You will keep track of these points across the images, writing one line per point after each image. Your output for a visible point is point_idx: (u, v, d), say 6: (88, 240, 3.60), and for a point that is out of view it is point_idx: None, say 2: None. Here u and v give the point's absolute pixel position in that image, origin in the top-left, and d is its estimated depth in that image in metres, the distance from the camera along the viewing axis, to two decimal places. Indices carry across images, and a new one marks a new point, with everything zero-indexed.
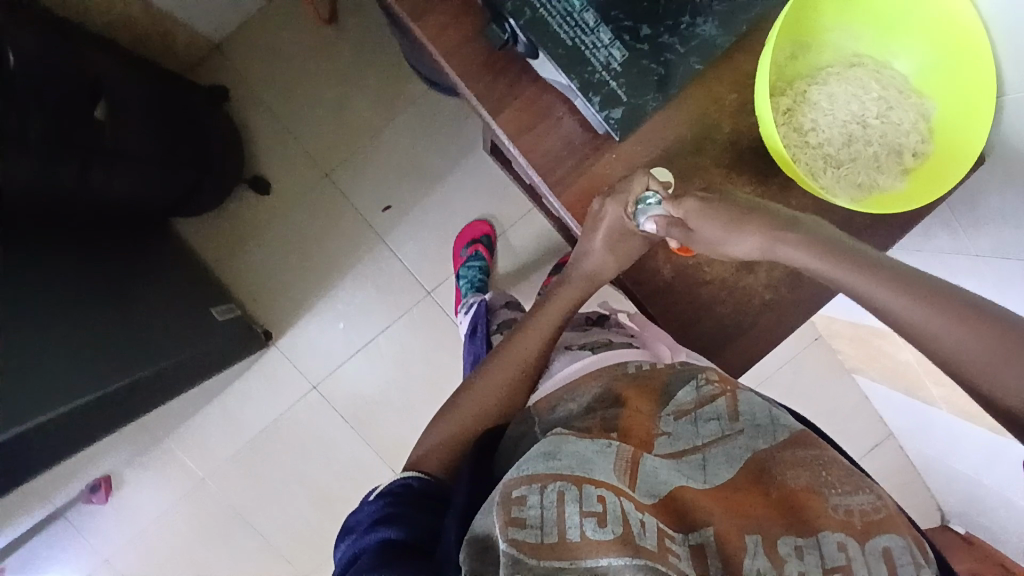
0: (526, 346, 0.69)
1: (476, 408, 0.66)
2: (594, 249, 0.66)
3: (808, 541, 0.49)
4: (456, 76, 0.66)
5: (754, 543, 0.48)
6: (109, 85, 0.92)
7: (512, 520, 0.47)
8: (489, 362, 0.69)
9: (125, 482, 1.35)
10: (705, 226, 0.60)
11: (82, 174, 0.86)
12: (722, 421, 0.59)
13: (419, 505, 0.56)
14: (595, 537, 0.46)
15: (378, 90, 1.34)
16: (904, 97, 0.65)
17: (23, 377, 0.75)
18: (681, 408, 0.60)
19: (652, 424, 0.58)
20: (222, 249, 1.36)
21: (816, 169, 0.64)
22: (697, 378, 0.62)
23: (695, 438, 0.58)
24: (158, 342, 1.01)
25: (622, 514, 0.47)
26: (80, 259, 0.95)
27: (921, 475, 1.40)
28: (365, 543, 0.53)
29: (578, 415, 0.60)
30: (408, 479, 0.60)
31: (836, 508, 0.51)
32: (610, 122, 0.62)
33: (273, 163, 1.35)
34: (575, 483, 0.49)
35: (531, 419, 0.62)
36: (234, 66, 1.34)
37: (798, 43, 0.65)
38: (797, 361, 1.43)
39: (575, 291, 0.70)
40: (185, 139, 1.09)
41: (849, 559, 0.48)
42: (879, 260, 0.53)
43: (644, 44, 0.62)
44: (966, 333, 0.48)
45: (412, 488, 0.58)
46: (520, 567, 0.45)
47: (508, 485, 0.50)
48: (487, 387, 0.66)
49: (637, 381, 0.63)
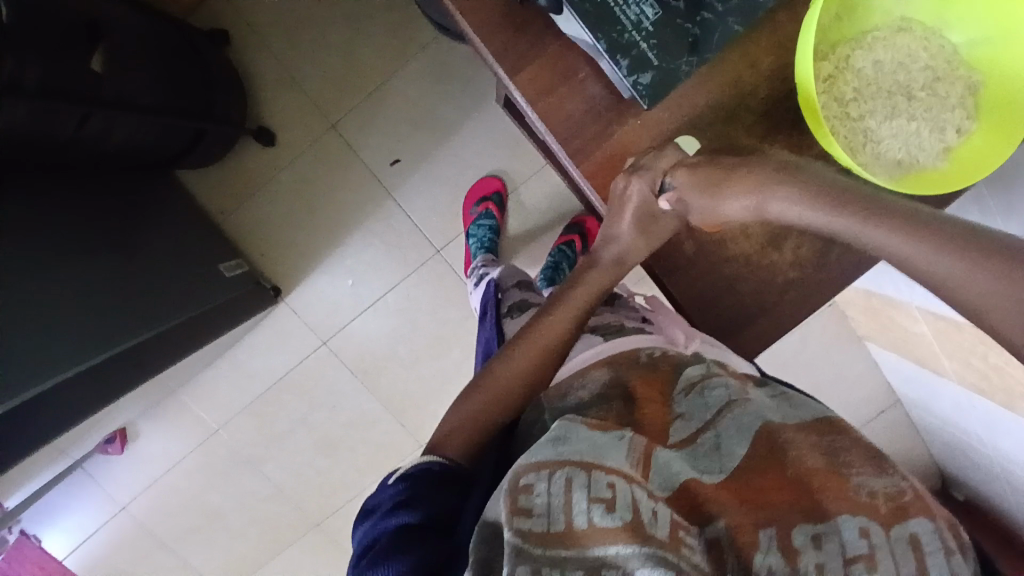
0: (552, 328, 0.66)
1: (500, 389, 0.63)
2: (622, 233, 0.64)
3: (829, 528, 0.49)
4: (472, 31, 0.62)
5: (768, 538, 0.48)
6: (107, 30, 0.86)
7: (518, 509, 0.47)
8: (515, 342, 0.66)
9: (140, 432, 1.38)
10: (693, 196, 0.59)
11: (79, 125, 0.83)
12: (729, 387, 0.59)
13: (441, 492, 0.55)
14: (602, 525, 0.46)
15: (387, 35, 1.28)
16: (952, 68, 0.61)
17: (35, 339, 0.75)
18: (690, 382, 0.60)
19: (666, 410, 0.58)
20: (228, 202, 1.33)
21: (855, 145, 0.60)
22: (705, 361, 0.62)
23: (706, 413, 0.58)
24: (167, 301, 1.00)
25: (632, 503, 0.47)
26: (79, 216, 0.92)
27: (924, 441, 1.41)
28: (387, 528, 0.51)
29: (589, 403, 0.58)
30: (429, 462, 0.58)
31: (859, 491, 0.51)
32: (638, 88, 0.56)
33: (278, 112, 1.30)
34: (584, 470, 0.49)
35: (541, 406, 0.62)
36: (236, 7, 1.27)
37: (844, 4, 0.60)
38: (807, 328, 1.42)
39: (604, 277, 0.68)
40: (189, 87, 1.03)
41: (871, 546, 0.47)
42: (884, 204, 0.48)
43: (680, 1, 0.55)
44: (977, 269, 0.41)
45: (432, 472, 0.57)
46: (523, 556, 0.44)
47: (518, 471, 0.50)
48: (512, 368, 0.64)
49: (648, 368, 0.62)
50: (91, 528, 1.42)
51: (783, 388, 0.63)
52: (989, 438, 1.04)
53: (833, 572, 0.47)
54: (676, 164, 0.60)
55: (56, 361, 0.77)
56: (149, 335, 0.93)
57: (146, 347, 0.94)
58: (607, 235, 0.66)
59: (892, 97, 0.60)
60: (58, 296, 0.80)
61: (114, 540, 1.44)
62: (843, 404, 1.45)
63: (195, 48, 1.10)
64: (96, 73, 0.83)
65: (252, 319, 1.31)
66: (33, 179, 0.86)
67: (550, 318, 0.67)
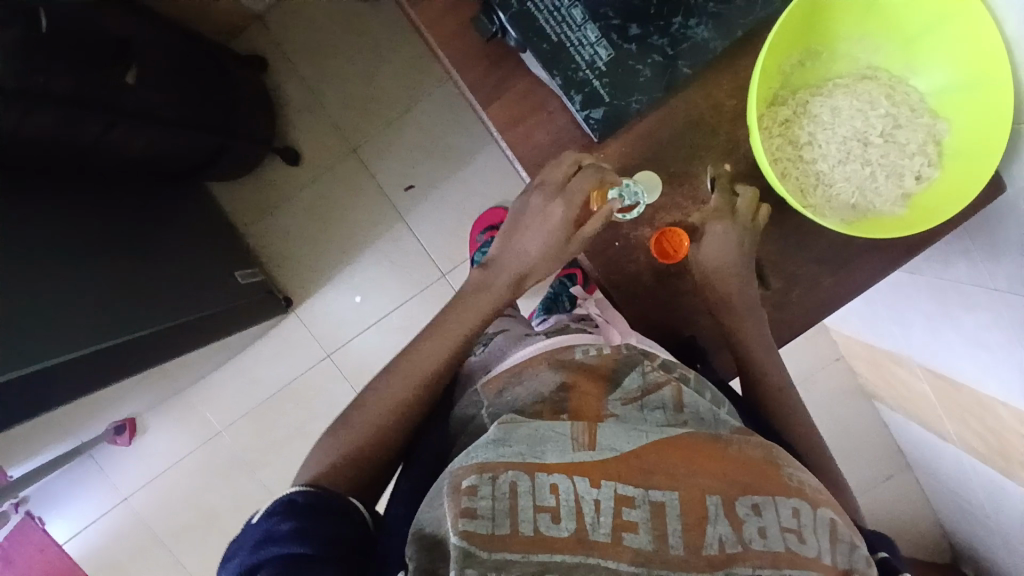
0: (430, 352, 0.64)
1: (374, 418, 0.62)
2: (525, 255, 0.65)
3: (766, 500, 0.51)
4: (450, 64, 0.65)
5: (715, 506, 0.50)
6: (138, 48, 0.91)
7: (463, 512, 0.48)
8: (395, 365, 0.65)
9: (148, 427, 1.45)
10: (716, 248, 0.63)
11: (105, 131, 0.87)
12: (666, 409, 0.58)
13: (320, 519, 0.51)
14: (548, 534, 0.48)
15: (409, 69, 1.37)
16: (915, 116, 0.61)
17: (71, 316, 0.81)
18: (629, 395, 0.59)
19: (601, 406, 0.57)
20: (251, 215, 1.41)
21: (806, 187, 0.62)
22: (642, 365, 0.61)
23: (642, 422, 0.56)
24: (189, 297, 1.07)
25: (575, 507, 0.49)
26: (122, 212, 1.00)
27: (930, 508, 1.34)
28: (262, 565, 0.48)
29: (526, 401, 0.58)
30: (291, 493, 0.52)
31: (790, 478, 0.54)
32: (590, 122, 0.60)
33: (303, 134, 1.39)
34: (527, 473, 0.50)
35: (481, 401, 0.62)
36: (273, 36, 1.37)
37: (808, 51, 0.62)
38: (810, 381, 1.37)
39: (488, 296, 0.66)
40: (212, 99, 1.09)
41: (800, 524, 0.50)
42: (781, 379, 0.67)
43: (632, 44, 0.59)
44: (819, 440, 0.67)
45: (296, 505, 0.51)
46: (470, 561, 0.46)
47: (457, 474, 0.51)
48: (386, 393, 0.63)
49: (588, 367, 0.61)
50: (91, 518, 1.47)
51: (716, 400, 0.62)
52: (1000, 508, 0.99)
53: (773, 537, 0.49)
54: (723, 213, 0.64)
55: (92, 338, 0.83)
56: (173, 324, 0.99)
57: (171, 337, 1.00)
58: (509, 255, 0.66)
59: (848, 142, 0.61)
60: (91, 278, 0.87)
61: (110, 533, 1.48)
62: (845, 465, 1.36)
63: (223, 68, 1.16)
64: (127, 84, 0.87)
65: (263, 326, 1.38)
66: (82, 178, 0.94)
67: (428, 345, 0.64)
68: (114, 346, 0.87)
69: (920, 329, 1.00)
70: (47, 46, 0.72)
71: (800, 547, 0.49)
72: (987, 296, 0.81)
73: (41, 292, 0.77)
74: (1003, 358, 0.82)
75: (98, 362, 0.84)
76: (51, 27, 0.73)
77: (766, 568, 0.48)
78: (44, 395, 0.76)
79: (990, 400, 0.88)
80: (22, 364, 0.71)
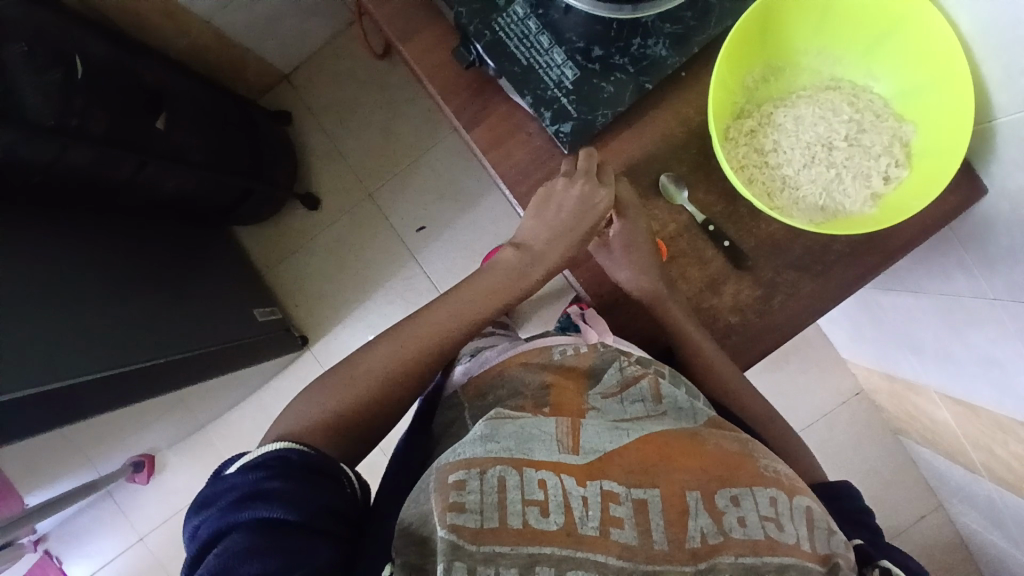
0: (400, 351, 0.64)
1: (368, 385, 0.63)
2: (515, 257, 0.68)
3: (743, 490, 0.51)
4: (436, 93, 0.70)
5: (694, 501, 0.50)
6: (171, 99, 1.02)
7: (451, 506, 0.46)
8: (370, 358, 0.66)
9: (167, 465, 1.48)
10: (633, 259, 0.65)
11: (140, 169, 0.96)
12: (645, 401, 0.59)
13: (310, 481, 0.52)
14: (537, 527, 0.46)
15: (422, 118, 1.46)
16: (879, 120, 0.64)
17: (100, 339, 0.87)
18: (608, 389, 0.60)
19: (581, 401, 0.58)
20: (273, 255, 1.48)
21: (773, 190, 0.65)
22: (619, 360, 0.62)
23: (622, 415, 0.57)
24: (213, 328, 1.12)
25: (564, 502, 0.48)
26: (153, 250, 1.08)
27: (972, 552, 1.25)
28: (239, 523, 0.48)
29: (507, 398, 0.59)
30: (286, 450, 0.54)
31: (767, 469, 0.54)
32: (560, 136, 0.65)
33: (323, 181, 1.48)
34: (516, 468, 0.49)
35: (462, 404, 0.63)
36: (297, 92, 1.48)
37: (772, 65, 0.66)
38: (831, 417, 1.31)
39: (458, 296, 0.66)
40: (238, 145, 1.19)
41: (778, 512, 0.50)
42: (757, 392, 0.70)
43: (596, 64, 0.65)
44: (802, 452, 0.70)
45: (290, 462, 0.53)
46: (459, 553, 0.44)
47: (444, 470, 0.49)
48: (386, 357, 0.64)
49: (565, 367, 0.62)
50: (109, 558, 1.49)
51: (693, 391, 0.63)
52: None
53: (752, 525, 0.49)
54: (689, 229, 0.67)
55: (122, 359, 0.89)
56: (196, 352, 1.04)
57: (196, 365, 1.05)
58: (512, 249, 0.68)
59: (812, 147, 0.64)
60: (118, 307, 0.93)
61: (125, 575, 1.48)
62: (875, 506, 1.29)
63: (252, 119, 1.28)
64: (158, 129, 0.98)
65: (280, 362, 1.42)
66: (116, 218, 1.02)
67: (429, 317, 0.65)
68: (141, 369, 0.92)
69: (931, 352, 0.96)
70: (83, 91, 0.83)
71: (779, 535, 0.48)
72: (989, 305, 0.78)
73: (65, 315, 0.84)
74: (1016, 373, 0.79)
75: (125, 384, 0.89)
76: (85, 75, 0.84)
77: (747, 556, 0.47)
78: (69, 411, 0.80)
79: (1008, 420, 0.84)
80: (51, 380, 0.77)
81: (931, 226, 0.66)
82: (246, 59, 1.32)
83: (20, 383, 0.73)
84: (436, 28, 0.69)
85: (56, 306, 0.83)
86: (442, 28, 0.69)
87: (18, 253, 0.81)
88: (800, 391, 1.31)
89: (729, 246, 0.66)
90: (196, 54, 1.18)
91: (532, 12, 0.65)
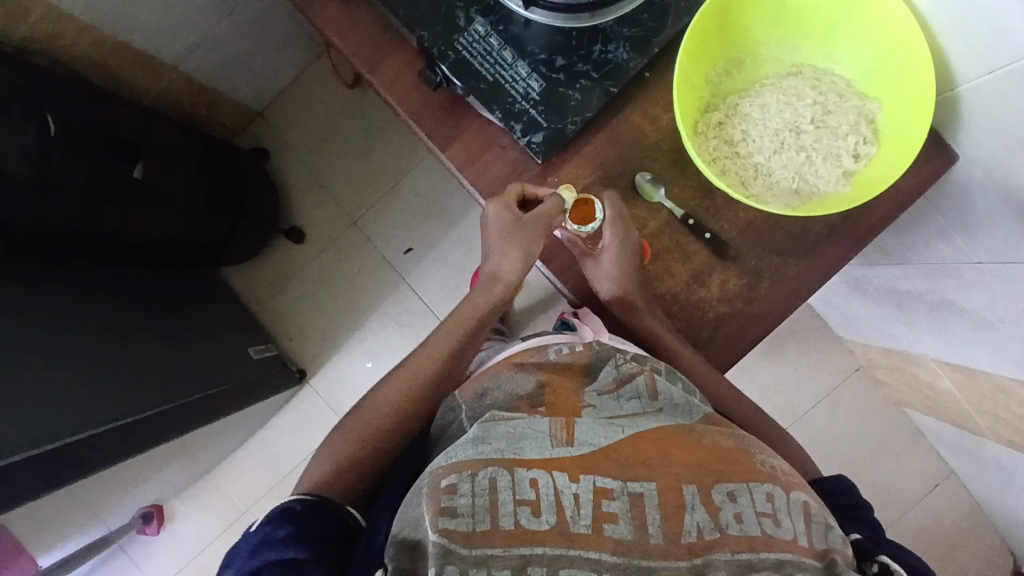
0: (396, 394, 0.68)
1: (365, 429, 0.66)
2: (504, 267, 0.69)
3: (740, 486, 0.51)
4: (407, 117, 0.71)
5: (692, 495, 0.50)
6: (150, 148, 1.03)
7: (443, 510, 0.46)
8: (382, 383, 0.70)
9: (175, 514, 1.46)
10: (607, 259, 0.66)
11: (121, 219, 0.96)
12: (641, 398, 0.59)
13: (317, 523, 0.54)
14: (529, 527, 0.46)
15: (399, 142, 1.47)
16: (843, 101, 0.65)
17: (98, 394, 0.86)
18: (604, 387, 0.60)
19: (577, 399, 0.58)
20: (263, 293, 1.48)
21: (747, 179, 0.66)
22: (616, 358, 0.61)
23: (618, 411, 0.57)
24: (211, 371, 1.12)
25: (556, 500, 0.48)
26: (143, 298, 1.07)
27: (989, 516, 1.26)
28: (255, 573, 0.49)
29: (503, 401, 0.59)
30: (291, 500, 0.56)
31: (763, 464, 0.54)
32: (532, 147, 0.66)
33: (306, 213, 1.48)
34: (507, 468, 0.49)
35: (459, 405, 0.63)
36: (273, 128, 1.49)
37: (733, 58, 0.67)
38: (835, 396, 1.31)
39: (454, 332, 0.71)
40: (217, 186, 1.19)
41: (775, 507, 0.50)
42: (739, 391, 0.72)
43: (560, 73, 0.66)
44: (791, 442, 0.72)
45: (295, 510, 0.54)
46: (450, 557, 0.44)
47: (436, 474, 0.49)
48: (377, 404, 0.68)
49: (560, 365, 0.62)
50: None
51: (689, 386, 0.63)
52: None
53: (749, 522, 0.49)
54: (669, 225, 0.68)
55: (120, 413, 0.88)
56: (195, 397, 1.04)
57: (197, 409, 1.04)
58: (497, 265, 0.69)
59: (780, 133, 0.65)
60: (113, 360, 0.93)
61: None
62: (889, 480, 1.29)
63: (231, 159, 1.28)
64: (136, 178, 0.98)
65: (280, 398, 1.41)
66: (101, 271, 1.01)
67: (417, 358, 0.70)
68: (141, 420, 0.91)
69: (925, 320, 0.97)
70: (59, 148, 0.83)
71: (776, 530, 0.48)
72: (975, 270, 0.79)
73: (58, 372, 0.83)
74: (1009, 333, 0.79)
75: (128, 436, 0.88)
76: (61, 131, 0.84)
77: (744, 553, 0.47)
78: (74, 469, 0.79)
79: (1007, 381, 0.85)
80: (51, 440, 0.76)
81: (908, 198, 0.67)
82: (219, 100, 1.33)
83: (19, 447, 0.72)
84: (402, 53, 0.70)
85: (51, 366, 0.82)
86: (407, 52, 0.70)
87: (7, 316, 0.80)
88: (802, 374, 1.31)
89: (710, 237, 0.67)
90: (171, 101, 1.20)
91: (492, 28, 0.66)
